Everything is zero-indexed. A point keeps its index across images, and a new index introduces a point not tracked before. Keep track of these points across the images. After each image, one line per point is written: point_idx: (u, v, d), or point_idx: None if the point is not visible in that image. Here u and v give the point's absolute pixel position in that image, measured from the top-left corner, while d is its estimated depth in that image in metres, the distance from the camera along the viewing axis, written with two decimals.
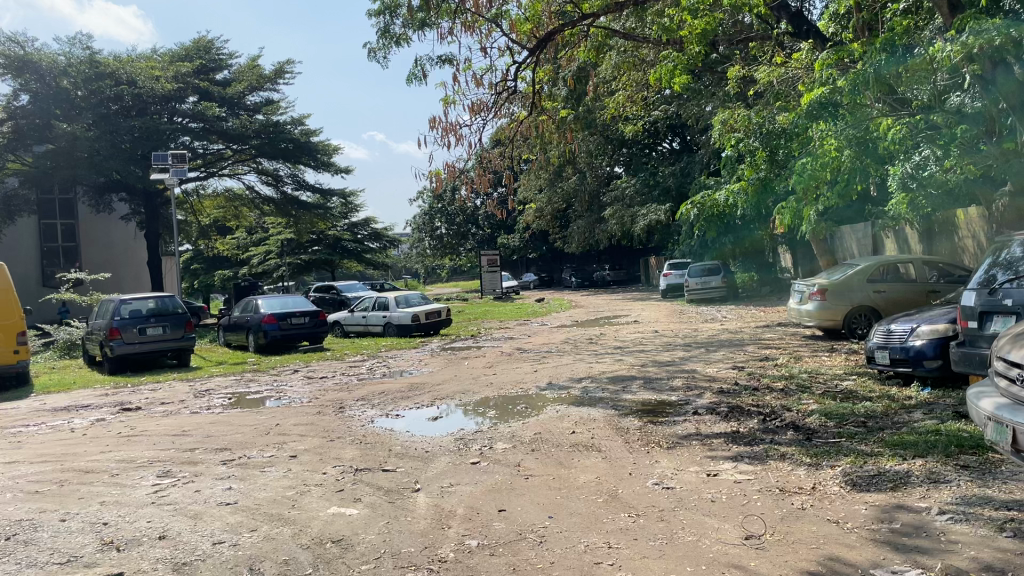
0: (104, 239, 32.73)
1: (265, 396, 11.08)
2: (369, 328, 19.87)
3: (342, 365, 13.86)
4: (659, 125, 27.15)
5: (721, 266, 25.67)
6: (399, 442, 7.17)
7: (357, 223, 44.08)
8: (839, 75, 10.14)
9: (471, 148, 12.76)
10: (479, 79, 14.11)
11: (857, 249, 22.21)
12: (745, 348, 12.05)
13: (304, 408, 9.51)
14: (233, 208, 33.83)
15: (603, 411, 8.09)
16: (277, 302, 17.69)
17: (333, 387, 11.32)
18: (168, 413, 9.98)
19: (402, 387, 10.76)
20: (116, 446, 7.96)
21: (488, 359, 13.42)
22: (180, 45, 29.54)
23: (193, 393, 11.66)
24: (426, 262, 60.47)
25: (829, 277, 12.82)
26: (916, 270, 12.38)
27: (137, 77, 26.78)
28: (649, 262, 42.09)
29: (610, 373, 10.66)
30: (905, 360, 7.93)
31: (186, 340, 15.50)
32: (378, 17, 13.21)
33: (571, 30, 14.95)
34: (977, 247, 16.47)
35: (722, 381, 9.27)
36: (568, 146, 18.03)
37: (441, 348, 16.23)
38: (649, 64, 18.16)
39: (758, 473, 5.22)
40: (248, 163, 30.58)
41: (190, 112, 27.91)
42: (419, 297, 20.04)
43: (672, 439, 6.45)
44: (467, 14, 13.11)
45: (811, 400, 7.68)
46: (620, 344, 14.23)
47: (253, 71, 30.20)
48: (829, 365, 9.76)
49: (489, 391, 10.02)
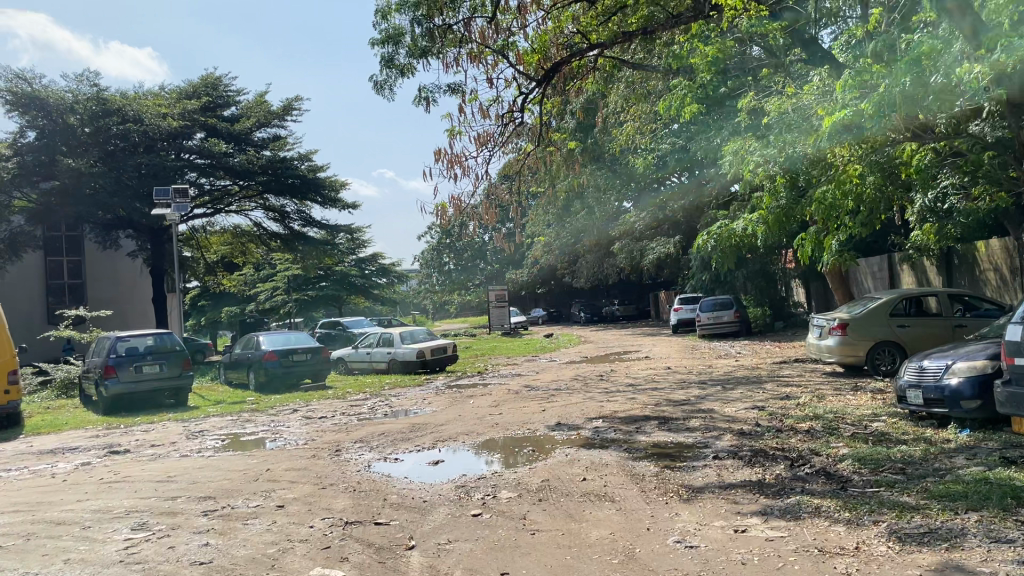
0: (109, 275, 32.41)
1: (260, 437, 10.55)
2: (373, 365, 19.36)
3: (343, 405, 13.33)
4: (668, 159, 26.87)
5: (734, 300, 25.11)
6: (395, 490, 6.63)
7: (365, 258, 43.86)
8: (862, 98, 9.68)
9: (478, 180, 12.35)
10: (485, 110, 13.79)
11: (872, 283, 21.72)
12: (765, 386, 11.47)
13: (299, 451, 8.97)
14: (240, 244, 33.56)
15: (616, 454, 7.54)
16: (280, 338, 17.25)
17: (331, 428, 10.79)
18: (156, 456, 9.47)
19: (404, 427, 10.23)
20: (94, 494, 7.42)
21: (494, 396, 12.89)
22: (187, 81, 29.43)
23: (185, 435, 11.14)
24: (434, 297, 60.18)
25: (850, 311, 12.24)
26: (940, 303, 11.89)
27: (143, 114, 26.60)
28: (660, 297, 41.58)
29: (623, 412, 10.09)
30: (940, 400, 7.40)
31: (184, 378, 15.04)
32: (381, 48, 12.85)
33: (580, 61, 14.65)
34: (999, 278, 15.99)
35: (741, 422, 8.71)
36: (576, 178, 17.66)
37: (446, 386, 15.71)
38: (658, 95, 17.83)
39: (792, 530, 4.68)
40: (255, 199, 30.29)
41: (197, 149, 27.72)
42: (425, 332, 19.57)
43: (692, 489, 5.90)
44: (474, 44, 12.80)
45: (841, 443, 7.12)
46: (632, 381, 13.67)
47: (262, 106, 30.00)
48: (855, 404, 9.19)
49: (495, 431, 9.47)
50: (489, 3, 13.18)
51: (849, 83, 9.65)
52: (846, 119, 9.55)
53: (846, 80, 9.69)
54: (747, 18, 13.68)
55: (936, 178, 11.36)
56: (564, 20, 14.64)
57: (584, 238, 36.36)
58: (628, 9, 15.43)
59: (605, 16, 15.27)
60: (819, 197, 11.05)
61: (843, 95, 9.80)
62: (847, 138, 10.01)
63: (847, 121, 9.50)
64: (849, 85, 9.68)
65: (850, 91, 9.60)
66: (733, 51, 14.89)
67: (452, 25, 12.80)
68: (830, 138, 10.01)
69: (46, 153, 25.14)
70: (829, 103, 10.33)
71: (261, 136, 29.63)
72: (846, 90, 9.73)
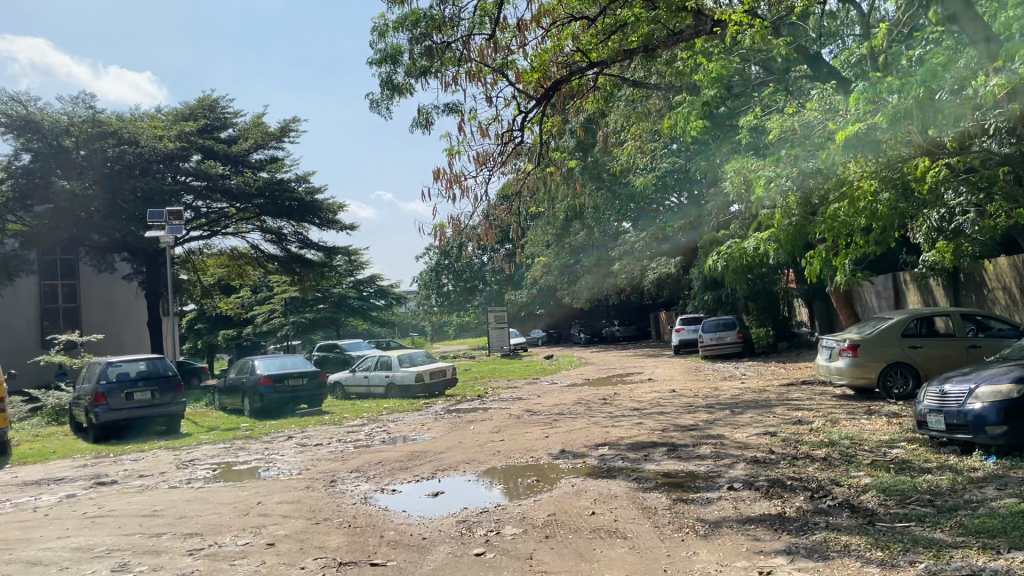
0: (104, 299, 32.07)
1: (253, 466, 10.18)
2: (371, 389, 18.98)
3: (339, 431, 12.94)
4: (668, 179, 26.67)
5: (737, 320, 24.78)
6: (393, 526, 6.26)
7: (363, 280, 43.52)
8: (876, 113, 9.47)
9: (478, 200, 12.08)
10: (484, 129, 13.54)
11: (877, 303, 21.45)
12: (775, 410, 11.11)
13: (293, 482, 8.60)
14: (237, 266, 33.24)
15: (624, 484, 7.18)
16: (275, 362, 16.90)
17: (327, 456, 10.42)
18: (144, 488, 9.09)
19: (402, 455, 9.87)
20: (76, 530, 7.03)
21: (495, 422, 12.52)
22: (184, 103, 29.22)
23: (175, 464, 10.77)
24: (433, 318, 59.84)
25: (860, 332, 11.93)
26: (953, 324, 11.56)
27: (139, 136, 26.31)
28: (660, 317, 41.26)
29: (629, 438, 9.74)
30: (964, 426, 7.06)
31: (176, 405, 14.67)
32: (378, 67, 12.58)
33: (579, 79, 14.44)
34: (1008, 298, 15.70)
35: (754, 449, 8.36)
36: (577, 198, 17.39)
37: (446, 410, 15.32)
38: (658, 113, 17.61)
39: (821, 572, 4.33)
40: (253, 221, 30.00)
41: (194, 171, 27.45)
42: (423, 355, 19.21)
43: (708, 524, 5.55)
44: (472, 62, 12.56)
45: (861, 472, 6.77)
46: (636, 405, 13.30)
47: (259, 128, 29.77)
48: (872, 430, 8.84)
49: (496, 459, 9.11)
50: (488, 21, 12.96)
51: (861, 96, 9.43)
52: (860, 133, 9.30)
53: (858, 94, 9.47)
54: (751, 34, 13.47)
55: (946, 194, 11.14)
56: (564, 38, 14.44)
57: (583, 258, 36.11)
58: (629, 27, 15.24)
59: (606, 34, 15.06)
60: (829, 214, 10.79)
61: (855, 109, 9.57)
62: (863, 152, 9.74)
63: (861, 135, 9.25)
64: (860, 98, 9.47)
65: (862, 105, 9.38)
66: (736, 67, 14.69)
67: (451, 42, 12.54)
68: (842, 153, 9.75)
69: (40, 176, 24.87)
70: (840, 116, 10.11)
71: (258, 158, 29.41)
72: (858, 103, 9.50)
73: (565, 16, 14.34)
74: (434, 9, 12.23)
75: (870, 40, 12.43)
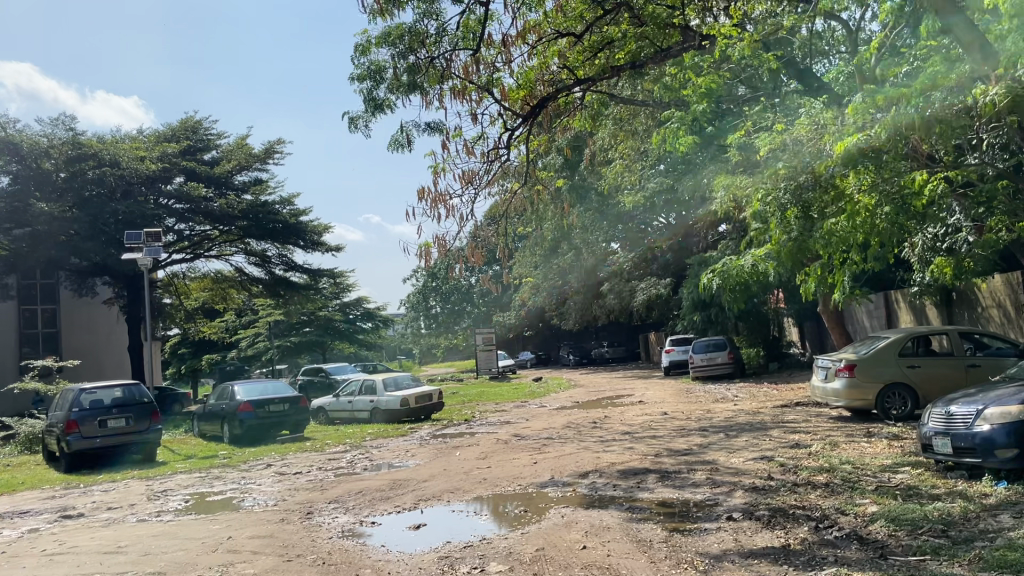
0: (85, 324, 31.48)
1: (228, 497, 9.72)
2: (355, 414, 18.50)
3: (320, 459, 12.48)
4: (655, 200, 26.50)
5: (727, 341, 24.47)
6: (370, 563, 5.86)
7: (349, 303, 43.07)
8: (876, 123, 9.17)
9: (463, 220, 11.75)
10: (469, 147, 13.25)
11: (869, 322, 21.23)
12: (771, 433, 10.75)
13: (267, 515, 8.16)
14: (221, 289, 32.70)
15: (617, 515, 6.79)
16: (256, 387, 16.41)
17: (305, 485, 9.97)
18: (110, 522, 8.63)
19: (383, 484, 9.44)
20: (32, 569, 6.58)
21: (482, 448, 12.09)
22: (166, 125, 28.81)
23: (147, 495, 10.30)
24: (421, 342, 59.31)
25: (856, 352, 11.63)
26: (951, 343, 11.29)
27: (120, 158, 25.86)
28: (650, 338, 40.96)
29: (621, 464, 9.35)
30: (972, 450, 6.72)
31: (151, 432, 14.15)
32: (360, 84, 12.25)
33: (566, 96, 14.19)
34: (1003, 316, 15.45)
35: (752, 475, 7.98)
36: (564, 218, 17.06)
37: (432, 436, 14.88)
38: (646, 132, 17.36)
39: None
40: (236, 244, 29.53)
41: (176, 193, 27.01)
42: (409, 379, 18.77)
43: (707, 558, 5.18)
44: (457, 80, 12.28)
45: (868, 500, 6.41)
46: (627, 429, 12.91)
47: (242, 149, 29.38)
48: (873, 453, 8.50)
49: (482, 488, 8.70)
50: (472, 37, 12.68)
51: (858, 108, 9.29)
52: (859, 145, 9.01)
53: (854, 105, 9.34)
54: (741, 49, 13.21)
55: (942, 210, 10.99)
56: (550, 55, 14.27)
57: (571, 279, 35.82)
58: (617, 44, 15.03)
59: (592, 52, 14.79)
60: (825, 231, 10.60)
61: (853, 120, 9.43)
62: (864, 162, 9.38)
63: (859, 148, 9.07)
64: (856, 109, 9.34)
65: (859, 115, 9.24)
66: (725, 83, 14.48)
67: (434, 58, 12.16)
68: (839, 165, 9.58)
69: (19, 199, 24.39)
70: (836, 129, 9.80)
71: (242, 180, 29.01)
72: (856, 114, 9.37)
73: (552, 31, 14.07)
74: (418, 23, 11.92)
75: (862, 53, 12.21)
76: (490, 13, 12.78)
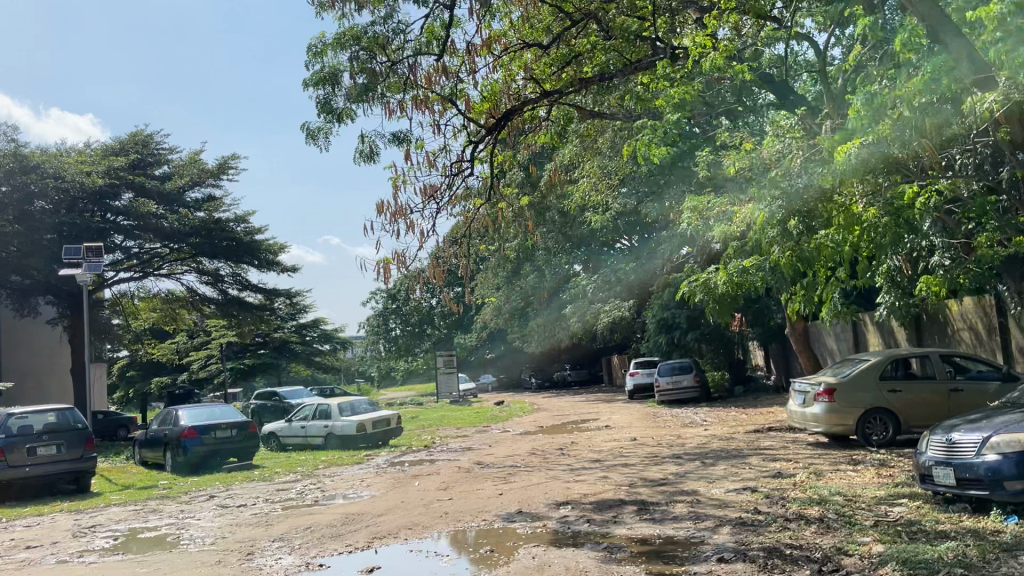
0: (26, 345, 30.08)
1: (163, 533, 8.84)
2: (308, 440, 17.59)
3: (268, 490, 11.60)
4: (620, 220, 26.10)
5: (692, 363, 23.98)
6: None
7: (306, 324, 41.91)
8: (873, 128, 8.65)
9: (425, 236, 11.07)
10: (430, 160, 12.60)
11: (836, 345, 20.93)
12: (750, 461, 10.16)
13: (202, 556, 7.30)
14: (170, 310, 31.39)
15: (594, 555, 6.12)
16: (202, 411, 15.45)
17: (248, 521, 9.10)
18: (25, 565, 7.69)
19: (336, 519, 8.64)
20: None
21: (444, 477, 11.33)
22: (114, 138, 27.43)
23: (72, 532, 9.35)
24: (380, 364, 58.19)
25: (835, 376, 11.15)
26: (931, 365, 10.87)
27: (64, 171, 24.43)
28: (613, 362, 40.48)
29: (594, 495, 8.69)
30: (977, 481, 6.18)
31: (85, 461, 13.14)
32: (317, 89, 11.45)
33: (533, 110, 13.50)
34: (974, 337, 15.15)
35: (737, 508, 7.38)
36: (527, 236, 16.37)
37: (390, 463, 14.06)
38: (612, 148, 16.83)
39: None
40: (188, 262, 28.37)
41: (124, 210, 25.69)
42: (366, 403, 17.92)
43: None
44: (420, 89, 11.54)
45: (870, 537, 5.83)
46: (596, 456, 12.25)
47: (196, 165, 28.33)
48: (863, 483, 7.97)
49: (443, 523, 7.95)
50: (435, 44, 12.07)
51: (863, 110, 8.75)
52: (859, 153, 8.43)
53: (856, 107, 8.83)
54: (715, 60, 12.67)
55: (922, 227, 10.61)
56: (515, 68, 13.80)
57: (533, 301, 35.23)
58: (584, 58, 14.49)
59: (560, 65, 14.32)
60: (817, 243, 10.02)
61: (854, 122, 8.91)
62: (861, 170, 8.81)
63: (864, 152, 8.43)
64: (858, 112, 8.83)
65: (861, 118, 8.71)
66: (700, 95, 13.80)
67: (396, 65, 11.51)
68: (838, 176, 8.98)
69: None
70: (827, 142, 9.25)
71: (194, 197, 27.95)
72: (857, 116, 8.87)
73: (517, 42, 13.75)
74: (376, 27, 11.25)
75: (837, 68, 11.86)
76: (454, 19, 12.21)
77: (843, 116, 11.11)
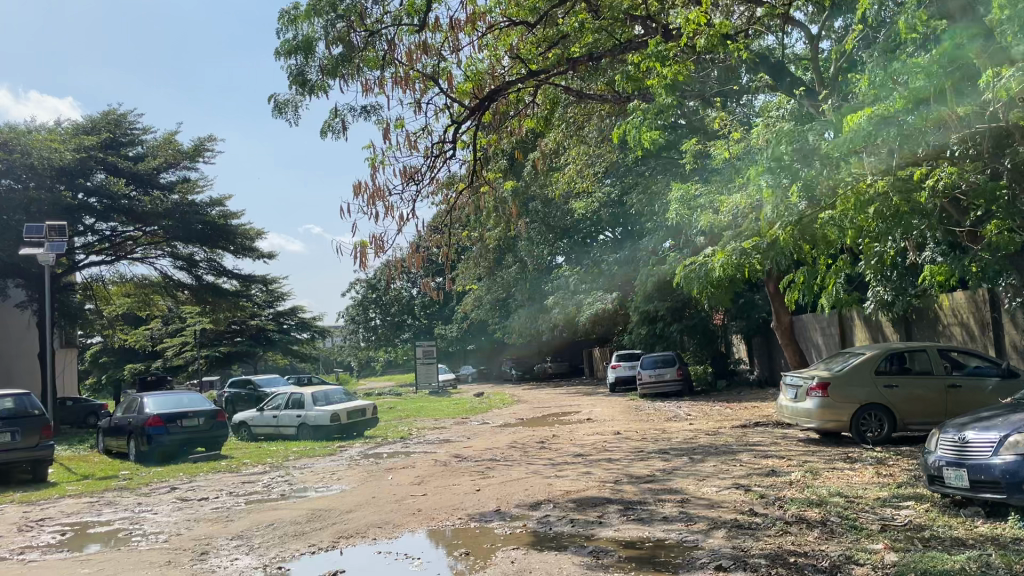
0: None
1: (116, 529, 8.24)
2: (280, 430, 16.98)
3: (234, 482, 11.00)
4: (604, 210, 25.58)
5: (676, 356, 23.55)
6: None
7: (284, 312, 41.16)
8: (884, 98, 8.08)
9: (404, 220, 10.46)
10: (410, 140, 11.98)
11: (822, 340, 20.57)
12: (740, 458, 9.68)
13: (151, 555, 6.70)
14: (143, 296, 30.53)
15: (578, 560, 5.59)
16: (169, 399, 14.79)
17: (208, 516, 8.50)
18: None
19: (301, 515, 8.06)
20: None
21: (419, 470, 10.79)
22: (85, 117, 26.45)
23: (18, 526, 8.71)
24: (359, 355, 57.28)
25: (829, 370, 10.70)
26: (928, 359, 10.45)
27: (33, 149, 23.43)
28: (595, 355, 39.96)
29: (577, 493, 8.18)
30: (993, 484, 5.71)
31: (42, 449, 12.47)
32: (290, 59, 10.80)
33: (518, 90, 12.87)
34: (965, 333, 14.78)
35: (730, 508, 6.89)
36: (509, 223, 15.74)
37: (365, 455, 13.49)
38: (599, 136, 16.28)
39: None
40: (162, 246, 27.61)
41: (95, 188, 24.75)
42: (341, 393, 17.34)
43: None
44: (398, 66, 10.75)
45: (881, 544, 5.35)
46: (579, 450, 11.74)
47: (171, 146, 27.46)
48: (861, 483, 7.51)
49: (415, 521, 7.40)
50: (417, 18, 11.43)
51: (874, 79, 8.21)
52: (871, 122, 7.84)
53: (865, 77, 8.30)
54: (708, 40, 12.07)
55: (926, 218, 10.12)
56: (499, 47, 13.18)
57: (515, 292, 34.60)
58: (571, 37, 13.87)
59: (545, 47, 13.75)
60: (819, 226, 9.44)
61: (866, 93, 8.41)
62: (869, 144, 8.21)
63: (874, 122, 7.84)
64: (867, 83, 8.31)
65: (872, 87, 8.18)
66: (692, 77, 13.31)
67: (375, 40, 10.87)
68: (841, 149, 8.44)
69: None
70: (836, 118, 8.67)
71: (168, 179, 27.11)
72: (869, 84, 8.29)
73: (501, 20, 13.11)
74: None
75: (835, 52, 11.34)
76: None
77: (843, 101, 10.66)
